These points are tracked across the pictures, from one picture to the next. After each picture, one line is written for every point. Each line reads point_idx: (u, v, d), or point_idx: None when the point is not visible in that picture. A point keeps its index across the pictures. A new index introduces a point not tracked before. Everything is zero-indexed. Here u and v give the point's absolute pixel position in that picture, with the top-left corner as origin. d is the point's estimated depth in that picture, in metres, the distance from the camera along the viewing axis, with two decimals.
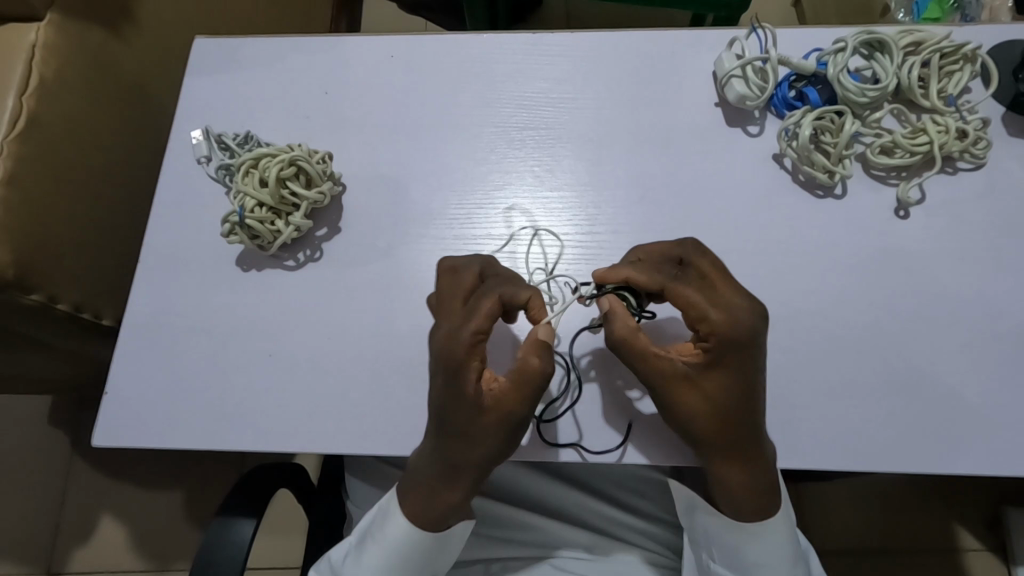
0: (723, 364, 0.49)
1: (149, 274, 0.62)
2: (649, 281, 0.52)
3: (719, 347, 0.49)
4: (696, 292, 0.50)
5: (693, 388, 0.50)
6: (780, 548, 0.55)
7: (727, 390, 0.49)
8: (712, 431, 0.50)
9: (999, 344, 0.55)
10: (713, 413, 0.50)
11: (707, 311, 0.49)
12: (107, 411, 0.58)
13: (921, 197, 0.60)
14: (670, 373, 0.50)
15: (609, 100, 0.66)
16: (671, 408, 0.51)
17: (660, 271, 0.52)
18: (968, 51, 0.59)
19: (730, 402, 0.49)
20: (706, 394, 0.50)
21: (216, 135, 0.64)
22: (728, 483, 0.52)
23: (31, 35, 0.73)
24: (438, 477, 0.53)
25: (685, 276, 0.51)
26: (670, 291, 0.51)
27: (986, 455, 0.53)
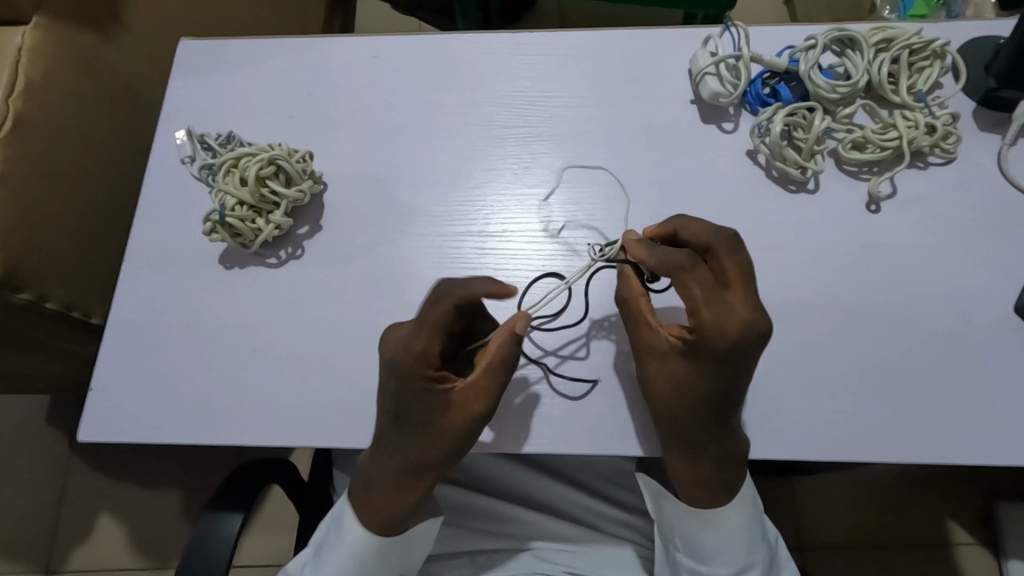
0: (694, 356, 0.50)
1: (134, 272, 0.64)
2: (661, 263, 0.52)
3: (699, 342, 0.49)
4: (701, 286, 0.49)
5: (661, 364, 0.52)
6: (739, 536, 0.56)
7: (689, 378, 0.51)
8: (660, 412, 0.52)
9: (969, 336, 0.56)
10: (668, 396, 0.52)
11: (698, 307, 0.49)
12: (94, 408, 0.60)
13: (892, 190, 0.61)
14: (648, 345, 0.53)
15: (586, 98, 0.67)
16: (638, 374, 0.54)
17: (680, 258, 0.51)
18: (938, 47, 0.60)
19: (694, 396, 0.51)
20: (671, 376, 0.52)
21: (199, 135, 0.65)
22: (677, 470, 0.55)
23: (18, 39, 0.74)
24: (391, 482, 0.55)
25: (699, 267, 0.50)
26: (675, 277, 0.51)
27: (956, 445, 0.54)
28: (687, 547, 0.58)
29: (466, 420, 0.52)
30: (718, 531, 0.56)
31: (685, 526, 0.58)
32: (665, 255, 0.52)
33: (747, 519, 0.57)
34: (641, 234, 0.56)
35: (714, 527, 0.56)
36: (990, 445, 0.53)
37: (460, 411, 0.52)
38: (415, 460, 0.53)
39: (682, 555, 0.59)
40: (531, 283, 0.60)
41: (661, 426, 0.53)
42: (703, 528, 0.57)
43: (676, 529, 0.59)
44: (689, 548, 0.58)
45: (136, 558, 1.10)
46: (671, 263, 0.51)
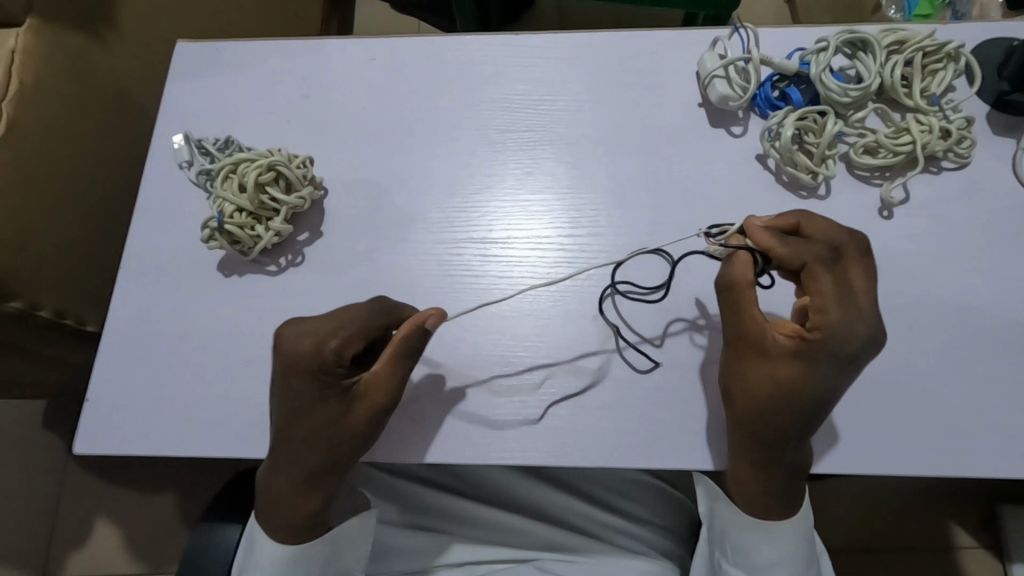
0: (808, 356, 0.47)
1: (130, 280, 0.62)
2: (794, 256, 0.49)
3: (822, 343, 0.47)
4: (835, 283, 0.47)
5: (762, 363, 0.49)
6: (794, 553, 0.55)
7: (796, 380, 0.48)
8: (753, 412, 0.50)
9: (984, 344, 0.55)
10: (768, 396, 0.49)
11: (827, 305, 0.47)
12: (88, 419, 0.58)
13: (905, 196, 0.60)
14: (749, 341, 0.50)
15: (591, 102, 0.65)
16: (732, 370, 0.51)
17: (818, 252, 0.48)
18: (952, 50, 0.59)
19: (793, 396, 0.48)
20: (773, 374, 0.49)
21: (196, 140, 0.64)
22: (741, 469, 0.53)
23: (11, 41, 0.73)
24: (285, 493, 0.54)
25: (834, 262, 0.48)
26: (807, 270, 0.48)
27: (971, 456, 0.52)
28: (736, 555, 0.57)
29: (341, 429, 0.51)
30: (774, 543, 0.55)
31: (741, 534, 0.56)
32: (804, 248, 0.49)
33: (806, 537, 0.56)
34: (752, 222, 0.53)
35: (773, 539, 0.55)
36: (1004, 456, 0.52)
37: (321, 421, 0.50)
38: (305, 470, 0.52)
39: (728, 563, 0.58)
40: (538, 290, 0.59)
41: (747, 429, 0.50)
42: (765, 540, 0.56)
43: (732, 538, 0.57)
44: (740, 557, 0.57)
45: (132, 565, 1.09)
46: (806, 256, 0.48)
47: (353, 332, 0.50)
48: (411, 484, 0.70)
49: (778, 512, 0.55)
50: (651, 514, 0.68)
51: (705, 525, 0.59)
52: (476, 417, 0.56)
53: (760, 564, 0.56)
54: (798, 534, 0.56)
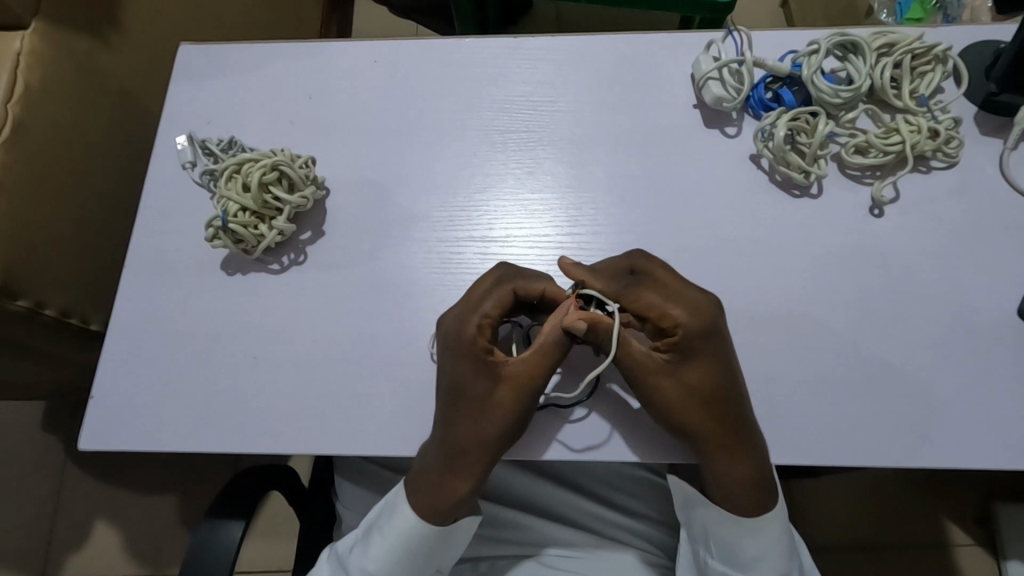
0: (696, 357, 0.52)
1: (135, 278, 0.63)
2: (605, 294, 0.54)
3: (687, 341, 0.52)
4: (651, 287, 0.53)
5: (673, 381, 0.52)
6: (772, 545, 0.55)
7: (709, 376, 0.52)
8: (703, 429, 0.52)
9: (973, 339, 0.56)
10: (699, 411, 0.51)
11: (670, 308, 0.52)
12: (94, 415, 0.59)
13: (895, 195, 0.61)
14: (649, 375, 0.52)
15: (590, 103, 0.67)
16: (661, 413, 0.52)
17: (613, 286, 0.54)
18: (940, 52, 0.61)
19: (711, 397, 0.51)
20: (687, 387, 0.52)
21: (201, 141, 0.66)
22: (725, 474, 0.53)
23: (17, 43, 0.73)
24: (476, 468, 0.54)
25: (639, 282, 0.54)
26: (627, 295, 0.54)
27: (963, 448, 0.53)
28: (719, 551, 0.57)
29: (522, 389, 0.52)
30: (750, 538, 0.55)
31: (720, 531, 0.56)
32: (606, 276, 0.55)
33: (784, 529, 0.55)
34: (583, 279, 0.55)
35: (744, 534, 0.55)
36: (992, 448, 0.53)
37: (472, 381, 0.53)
38: (469, 441, 0.53)
39: (714, 560, 0.58)
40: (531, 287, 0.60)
41: (710, 441, 0.52)
42: (741, 534, 0.55)
43: (711, 535, 0.57)
44: (724, 553, 0.57)
45: (132, 565, 1.09)
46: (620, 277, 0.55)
47: (493, 301, 0.54)
48: None
49: (764, 505, 0.54)
50: (647, 509, 0.69)
51: (684, 528, 0.60)
52: None
53: (740, 559, 0.56)
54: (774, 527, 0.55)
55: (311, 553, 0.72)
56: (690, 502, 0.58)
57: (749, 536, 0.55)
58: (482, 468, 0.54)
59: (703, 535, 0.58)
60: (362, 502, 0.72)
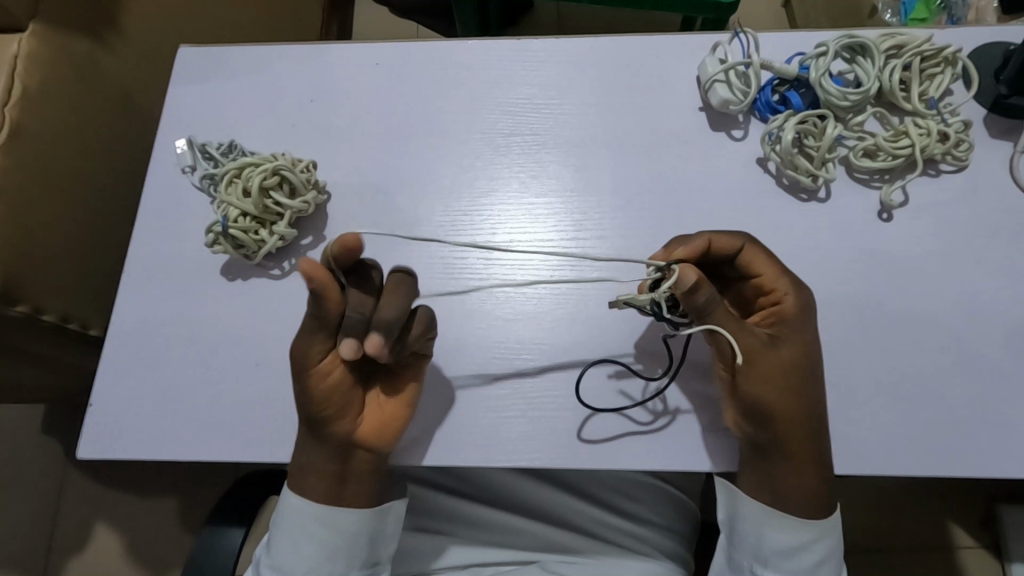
0: (794, 334, 0.52)
1: (135, 284, 0.62)
2: (728, 249, 0.52)
3: (788, 316, 0.53)
4: (766, 253, 0.54)
5: (777, 354, 0.52)
6: (827, 555, 0.54)
7: (804, 352, 0.52)
8: (785, 405, 0.51)
9: (984, 344, 0.55)
10: (795, 392, 0.51)
11: (782, 279, 0.53)
12: (93, 423, 0.58)
13: (904, 199, 0.60)
14: (756, 351, 0.51)
15: (594, 105, 0.66)
16: (751, 384, 0.51)
17: (730, 241, 0.52)
18: (949, 55, 0.60)
19: (802, 378, 0.52)
20: (785, 362, 0.51)
21: (200, 144, 0.64)
22: (784, 473, 0.53)
23: (14, 47, 0.72)
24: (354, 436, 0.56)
25: (755, 248, 0.53)
26: (749, 252, 0.53)
27: (974, 455, 0.53)
28: (773, 558, 0.54)
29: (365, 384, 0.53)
30: (813, 547, 0.54)
31: (778, 538, 0.54)
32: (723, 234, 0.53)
33: (838, 538, 0.55)
34: (676, 249, 0.52)
35: (808, 541, 0.54)
36: (1003, 455, 0.53)
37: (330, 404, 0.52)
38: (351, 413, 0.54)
39: (764, 570, 0.55)
40: (517, 278, 0.60)
41: (793, 420, 0.51)
42: (808, 537, 0.53)
43: (766, 544, 0.55)
44: (780, 562, 0.54)
45: (133, 569, 1.08)
46: (736, 238, 0.53)
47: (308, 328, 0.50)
48: (416, 487, 0.71)
49: (815, 512, 0.54)
50: (654, 515, 0.69)
51: (729, 533, 0.57)
52: (482, 421, 0.56)
53: (796, 567, 0.54)
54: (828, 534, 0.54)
55: None
56: (741, 501, 0.56)
57: (812, 545, 0.54)
58: (350, 454, 0.54)
59: (754, 543, 0.55)
60: None
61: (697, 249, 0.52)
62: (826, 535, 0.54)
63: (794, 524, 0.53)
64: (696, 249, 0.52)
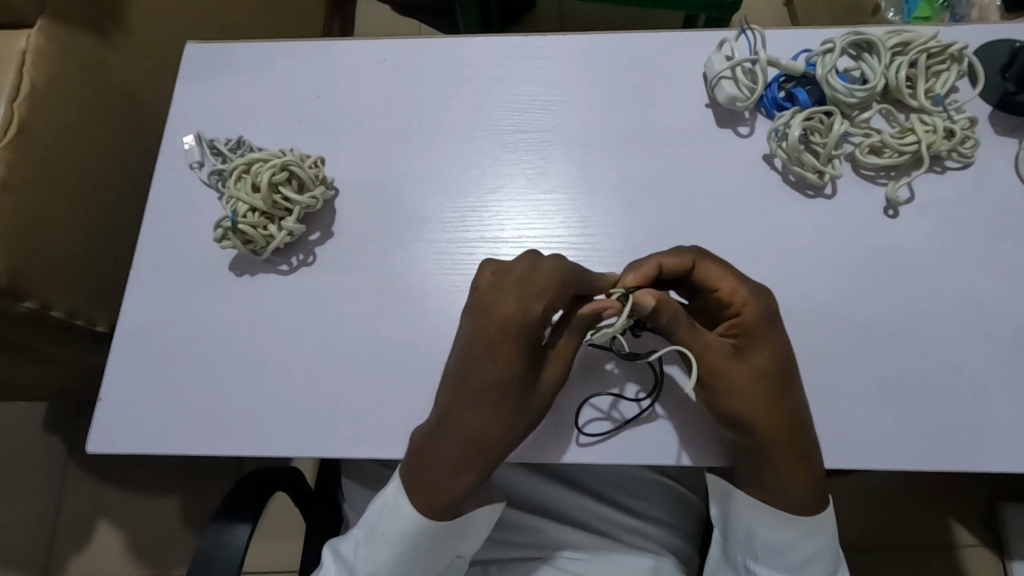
0: (761, 342, 0.52)
1: (143, 279, 0.63)
2: (676, 267, 0.53)
3: (749, 326, 0.52)
4: (720, 264, 0.53)
5: (740, 366, 0.51)
6: (820, 549, 0.54)
7: (773, 360, 0.51)
8: (762, 416, 0.50)
9: (990, 340, 0.56)
10: (767, 403, 0.50)
11: (738, 288, 0.52)
12: (101, 418, 0.58)
13: (910, 196, 0.60)
14: (718, 366, 0.51)
15: (601, 102, 0.66)
16: (717, 397, 0.51)
17: (676, 258, 0.53)
18: (956, 52, 0.60)
19: (775, 387, 0.51)
20: (755, 372, 0.51)
21: (208, 140, 0.65)
22: (779, 476, 0.52)
23: (21, 43, 0.72)
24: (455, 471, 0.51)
25: (707, 260, 0.53)
26: (700, 265, 0.53)
27: (981, 450, 0.53)
28: (764, 554, 0.56)
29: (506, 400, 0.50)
30: (805, 541, 0.54)
31: (766, 534, 0.55)
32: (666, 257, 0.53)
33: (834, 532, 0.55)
34: (624, 274, 0.54)
35: (800, 537, 0.54)
36: (1009, 451, 0.53)
37: (493, 425, 0.50)
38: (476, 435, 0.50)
39: (756, 564, 0.57)
40: None
41: (774, 431, 0.50)
42: (795, 535, 0.54)
43: (755, 542, 0.56)
44: (770, 557, 0.56)
45: (136, 566, 1.09)
46: (682, 256, 0.53)
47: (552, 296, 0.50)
48: None
49: (811, 509, 0.53)
50: (659, 512, 0.69)
51: (721, 530, 0.59)
52: None
53: (787, 563, 0.55)
54: (822, 528, 0.54)
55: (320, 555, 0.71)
56: (730, 499, 0.57)
57: (804, 540, 0.54)
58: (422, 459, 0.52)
59: (745, 540, 0.57)
60: None
61: (645, 274, 0.53)
62: (818, 530, 0.54)
63: (778, 522, 0.54)
64: (645, 276, 0.53)
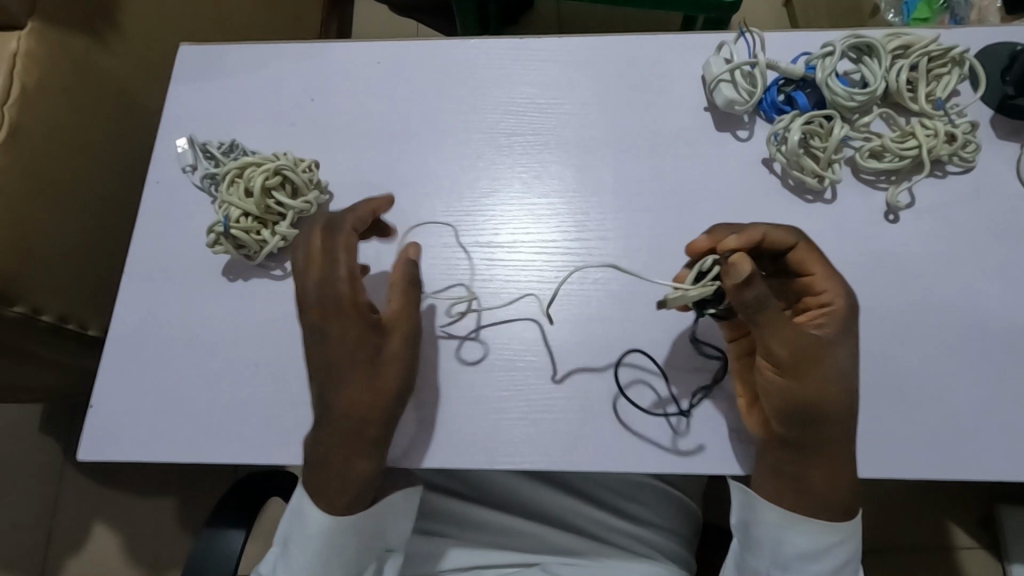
0: (842, 334, 0.50)
1: (134, 284, 0.62)
2: (815, 253, 0.52)
3: (835, 315, 0.50)
4: (818, 251, 0.53)
5: (829, 355, 0.49)
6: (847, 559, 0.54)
7: (853, 352, 0.50)
8: (831, 406, 0.49)
9: (991, 346, 0.55)
10: (843, 394, 0.49)
11: (826, 279, 0.51)
12: (91, 424, 0.58)
13: (910, 200, 0.60)
14: (806, 349, 0.48)
15: (598, 105, 0.65)
16: (798, 381, 0.48)
17: (786, 238, 0.51)
18: (956, 55, 0.60)
19: (850, 379, 0.49)
20: (839, 363, 0.49)
21: (201, 144, 0.64)
22: (818, 475, 0.51)
23: (12, 44, 0.71)
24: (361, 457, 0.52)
25: (814, 248, 0.52)
26: (801, 250, 0.52)
27: (981, 458, 0.53)
28: (790, 564, 0.54)
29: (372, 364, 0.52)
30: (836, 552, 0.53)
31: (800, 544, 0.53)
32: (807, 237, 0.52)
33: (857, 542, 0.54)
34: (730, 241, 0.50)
35: (831, 547, 0.53)
36: (1010, 458, 0.53)
37: (371, 402, 0.51)
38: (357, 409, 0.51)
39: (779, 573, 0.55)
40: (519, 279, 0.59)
41: (844, 417, 0.49)
42: (831, 542, 0.53)
43: (782, 554, 0.54)
44: (798, 568, 0.54)
45: (131, 569, 1.08)
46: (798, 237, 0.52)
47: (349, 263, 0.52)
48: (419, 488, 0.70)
49: (839, 516, 0.52)
50: (656, 517, 0.68)
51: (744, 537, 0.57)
52: (485, 423, 0.55)
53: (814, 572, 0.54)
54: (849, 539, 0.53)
55: None
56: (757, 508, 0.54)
57: (833, 551, 0.53)
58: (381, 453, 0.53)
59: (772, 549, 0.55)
60: None
61: (751, 240, 0.50)
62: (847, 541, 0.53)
63: (815, 532, 0.53)
64: (751, 240, 0.50)
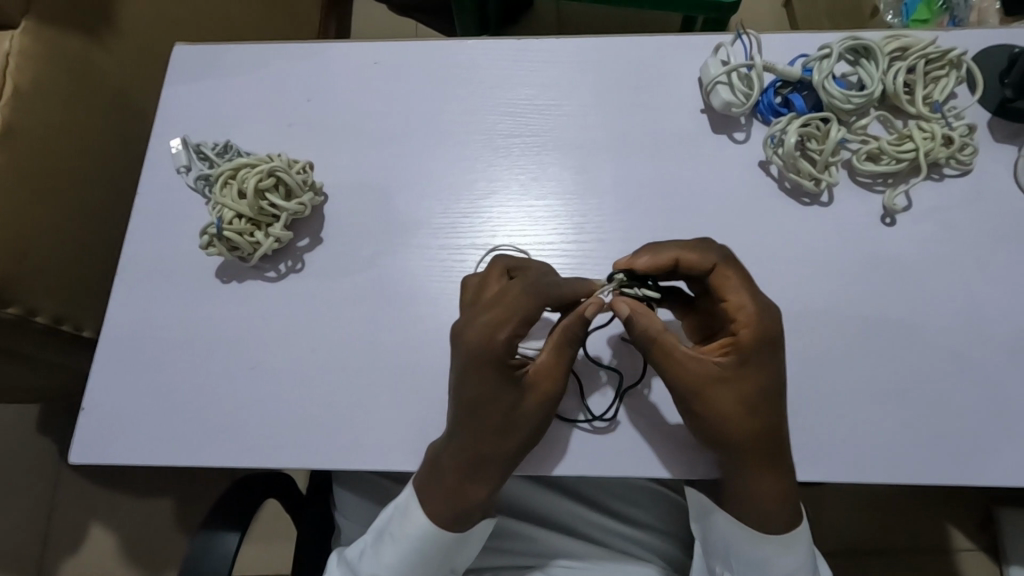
0: (755, 363, 0.50)
1: (128, 285, 0.62)
2: (726, 280, 0.51)
3: (749, 344, 0.50)
4: (740, 277, 0.51)
5: (725, 387, 0.50)
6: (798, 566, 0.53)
7: (763, 383, 0.50)
8: (730, 435, 0.50)
9: (988, 351, 0.55)
10: (747, 422, 0.50)
11: (743, 308, 0.50)
12: (84, 426, 0.57)
13: (908, 203, 0.60)
14: (700, 382, 0.50)
15: (596, 107, 0.65)
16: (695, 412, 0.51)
17: (695, 265, 0.51)
18: (954, 57, 0.59)
19: (759, 409, 0.50)
20: (739, 394, 0.50)
21: (194, 144, 0.63)
22: (748, 488, 0.52)
23: (6, 44, 0.71)
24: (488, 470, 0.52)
25: (731, 270, 0.51)
26: (717, 274, 0.51)
27: (979, 462, 0.52)
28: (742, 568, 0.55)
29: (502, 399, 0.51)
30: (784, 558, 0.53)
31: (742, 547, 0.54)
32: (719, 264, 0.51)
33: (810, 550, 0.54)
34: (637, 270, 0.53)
35: (776, 553, 0.53)
36: (1007, 462, 0.52)
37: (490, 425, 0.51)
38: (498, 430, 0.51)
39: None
40: None
41: (745, 446, 0.50)
42: (769, 552, 0.53)
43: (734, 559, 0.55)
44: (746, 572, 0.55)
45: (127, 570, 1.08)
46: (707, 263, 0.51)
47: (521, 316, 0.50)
48: None
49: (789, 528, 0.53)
50: (654, 520, 0.68)
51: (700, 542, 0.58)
52: None
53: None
54: (798, 546, 0.53)
55: (309, 563, 0.70)
56: (708, 511, 0.56)
57: (778, 557, 0.53)
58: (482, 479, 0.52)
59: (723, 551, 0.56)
60: (363, 515, 0.69)
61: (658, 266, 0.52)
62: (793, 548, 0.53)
63: (752, 539, 0.53)
64: (659, 267, 0.52)
